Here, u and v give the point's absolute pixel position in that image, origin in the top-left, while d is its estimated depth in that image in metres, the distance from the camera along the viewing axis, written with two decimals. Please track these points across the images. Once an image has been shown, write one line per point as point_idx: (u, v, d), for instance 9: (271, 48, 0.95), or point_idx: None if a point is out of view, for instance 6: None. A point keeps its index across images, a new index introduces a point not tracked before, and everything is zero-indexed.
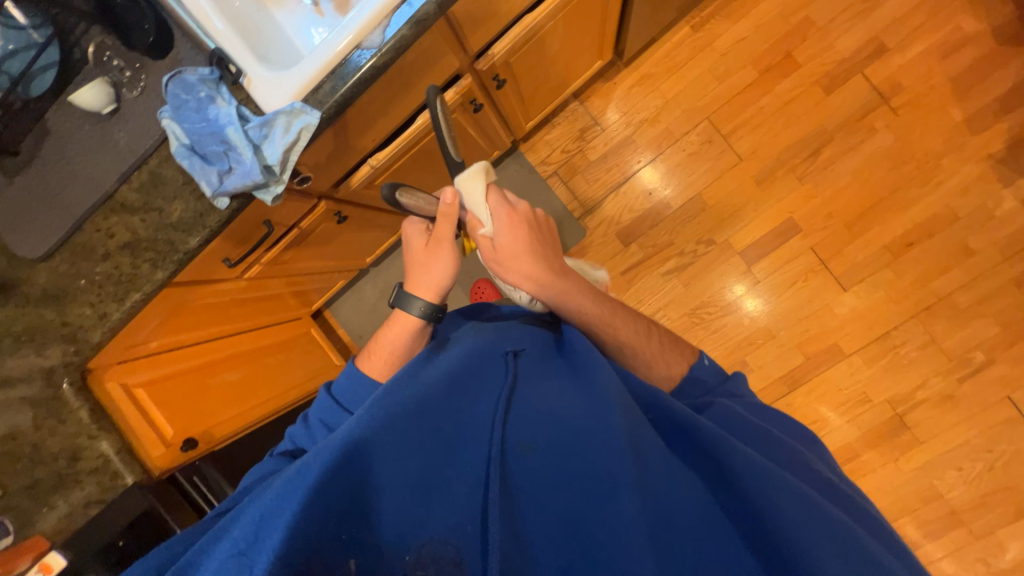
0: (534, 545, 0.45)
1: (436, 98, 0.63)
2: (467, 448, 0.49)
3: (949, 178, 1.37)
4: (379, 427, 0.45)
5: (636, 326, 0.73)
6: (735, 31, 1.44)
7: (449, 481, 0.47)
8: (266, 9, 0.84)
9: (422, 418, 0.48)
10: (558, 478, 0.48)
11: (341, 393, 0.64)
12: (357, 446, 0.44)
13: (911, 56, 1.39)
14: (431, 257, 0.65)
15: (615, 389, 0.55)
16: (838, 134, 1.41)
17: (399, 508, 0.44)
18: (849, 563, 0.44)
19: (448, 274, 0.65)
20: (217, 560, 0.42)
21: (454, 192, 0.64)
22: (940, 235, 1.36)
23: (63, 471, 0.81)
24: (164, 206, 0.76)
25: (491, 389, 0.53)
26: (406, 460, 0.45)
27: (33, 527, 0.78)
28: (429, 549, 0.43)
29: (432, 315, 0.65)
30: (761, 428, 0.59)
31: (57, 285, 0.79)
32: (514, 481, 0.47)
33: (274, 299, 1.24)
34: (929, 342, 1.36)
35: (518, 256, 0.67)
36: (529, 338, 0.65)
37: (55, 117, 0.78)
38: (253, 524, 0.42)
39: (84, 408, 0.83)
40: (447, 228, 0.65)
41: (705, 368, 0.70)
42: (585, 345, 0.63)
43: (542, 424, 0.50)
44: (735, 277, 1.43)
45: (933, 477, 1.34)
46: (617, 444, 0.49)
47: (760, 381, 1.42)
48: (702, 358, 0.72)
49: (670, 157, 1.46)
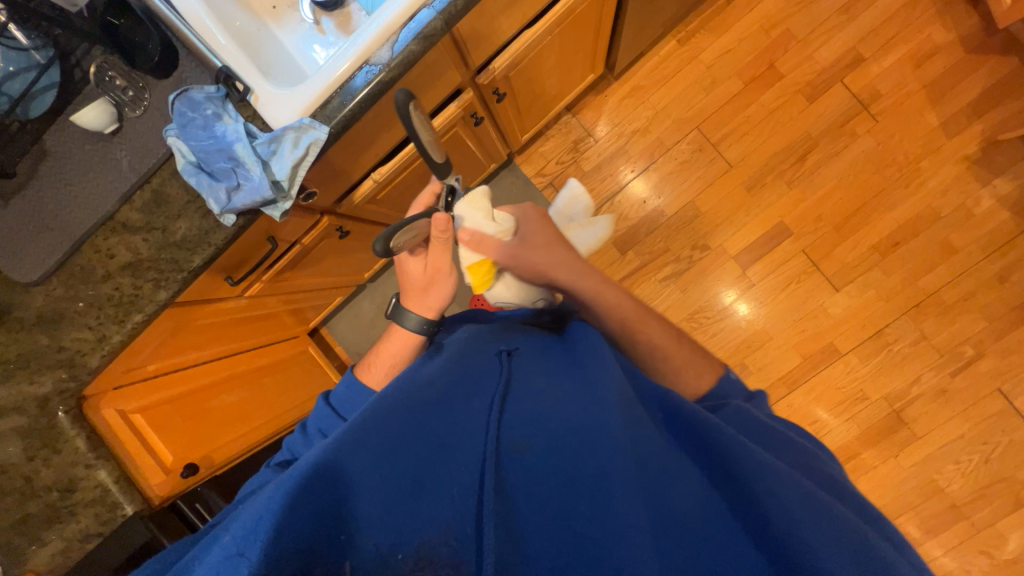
0: (528, 543, 0.43)
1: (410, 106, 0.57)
2: (462, 448, 0.47)
3: (929, 179, 1.42)
4: (369, 428, 0.44)
5: (664, 331, 0.72)
6: (719, 44, 1.49)
7: (443, 482, 0.44)
8: (268, 28, 0.84)
9: (415, 417, 0.47)
10: (556, 476, 0.46)
11: (339, 403, 0.62)
12: (346, 450, 0.42)
13: (886, 66, 1.46)
14: (429, 281, 0.68)
15: (617, 387, 0.53)
16: (822, 140, 1.46)
17: (391, 511, 0.41)
18: (856, 563, 0.43)
19: (447, 300, 0.69)
20: (210, 564, 0.40)
21: (445, 216, 0.63)
22: (924, 234, 1.41)
23: (57, 504, 0.77)
24: (168, 224, 0.75)
25: (486, 388, 0.52)
26: (400, 462, 0.44)
27: (25, 564, 0.74)
28: (428, 550, 0.41)
29: (429, 331, 0.68)
30: (773, 429, 0.58)
31: (52, 309, 0.77)
32: (510, 481, 0.46)
33: (273, 317, 1.22)
34: (921, 338, 1.40)
35: (538, 244, 0.75)
36: (525, 340, 0.64)
37: (53, 137, 0.76)
38: (246, 528, 0.40)
39: (80, 436, 0.79)
40: (443, 255, 0.67)
41: (731, 383, 0.68)
42: (588, 342, 0.61)
43: (538, 423, 0.49)
44: (728, 283, 1.46)
45: (933, 471, 1.36)
46: (618, 442, 0.47)
47: (760, 383, 1.43)
48: (728, 372, 0.70)
49: (662, 166, 1.50)
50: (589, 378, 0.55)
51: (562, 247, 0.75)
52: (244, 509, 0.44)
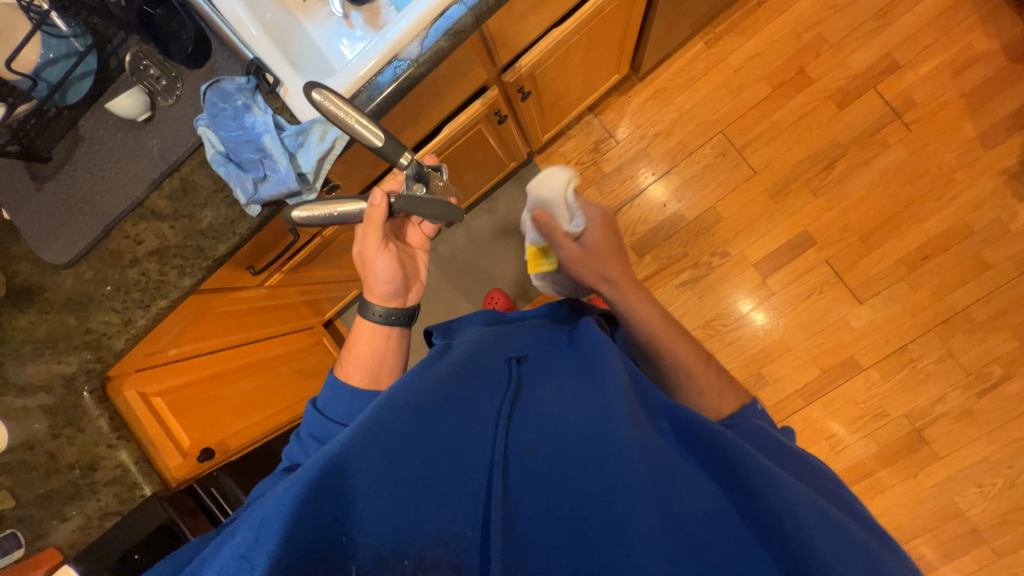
0: (534, 551, 0.42)
1: (312, 95, 0.60)
2: (467, 450, 0.46)
3: (963, 193, 1.38)
4: (376, 431, 0.44)
5: (697, 353, 0.70)
6: (748, 47, 1.46)
7: (448, 484, 0.44)
8: (298, 21, 0.85)
9: (423, 419, 0.46)
10: (562, 482, 0.45)
11: (326, 407, 0.61)
12: (355, 452, 0.43)
13: (922, 73, 1.41)
14: (372, 266, 0.70)
15: (622, 392, 0.52)
16: (851, 148, 1.42)
17: (397, 511, 0.42)
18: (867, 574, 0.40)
19: (392, 278, 0.70)
20: (221, 561, 0.41)
21: (381, 194, 0.65)
22: (955, 249, 1.37)
23: (79, 481, 0.79)
24: (195, 213, 0.76)
25: (494, 393, 0.52)
26: (408, 463, 0.44)
27: (47, 539, 0.77)
28: (430, 553, 0.40)
29: (392, 319, 0.70)
30: (794, 452, 0.56)
31: (82, 291, 0.79)
32: (515, 485, 0.45)
33: (290, 308, 1.23)
34: (947, 356, 1.35)
35: (600, 253, 0.76)
36: (535, 345, 0.63)
37: (87, 124, 0.78)
38: (258, 525, 0.40)
39: (104, 416, 0.81)
40: (373, 237, 0.67)
41: (760, 414, 0.63)
42: (597, 340, 0.60)
43: (544, 427, 0.48)
44: (746, 291, 1.43)
45: (954, 494, 1.32)
46: (624, 447, 0.46)
47: (776, 395, 1.40)
48: (756, 403, 0.65)
49: (684, 170, 1.47)
50: (596, 382, 0.54)
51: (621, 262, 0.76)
52: (253, 509, 0.44)
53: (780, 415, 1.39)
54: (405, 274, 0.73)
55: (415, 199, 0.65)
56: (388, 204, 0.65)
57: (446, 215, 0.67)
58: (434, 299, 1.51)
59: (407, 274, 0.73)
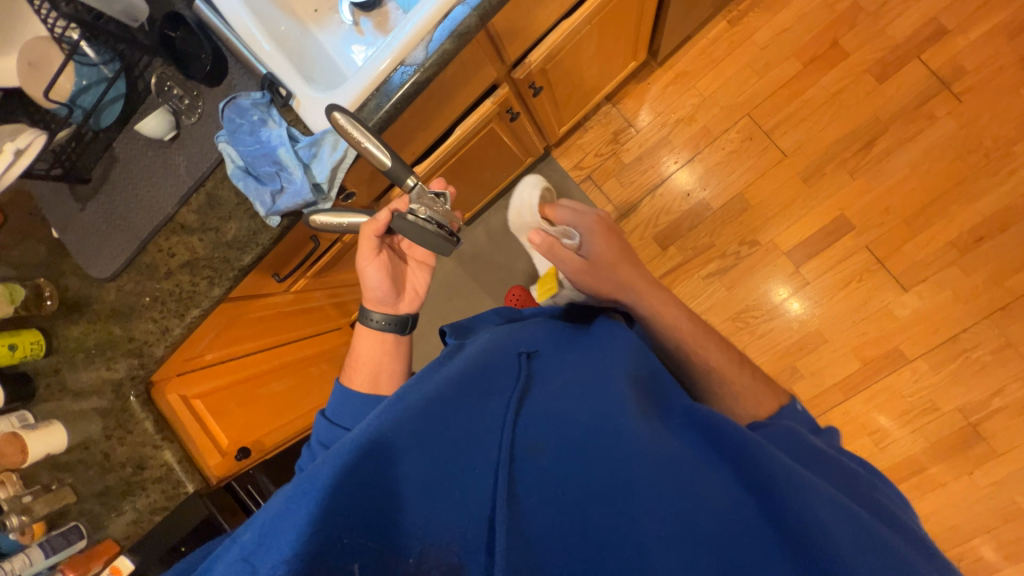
0: (540, 547, 0.41)
1: (331, 114, 0.63)
2: (475, 447, 0.47)
3: (1022, 167, 1.26)
4: (388, 426, 0.46)
5: (729, 357, 0.66)
6: (776, 23, 1.38)
7: (456, 482, 0.44)
8: (310, 32, 0.86)
9: (433, 415, 0.48)
10: (568, 479, 0.44)
11: (336, 415, 0.63)
12: (368, 449, 0.44)
13: (974, 38, 1.29)
14: (360, 272, 0.71)
15: (631, 389, 0.51)
16: (893, 124, 1.32)
17: (410, 508, 0.42)
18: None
19: (381, 285, 0.71)
20: (224, 564, 0.42)
21: (388, 211, 0.68)
22: (1014, 228, 1.26)
23: (130, 478, 0.85)
24: (221, 225, 0.80)
25: (502, 391, 0.52)
26: (420, 459, 0.45)
27: (105, 531, 0.83)
28: (432, 554, 0.41)
29: (389, 325, 0.73)
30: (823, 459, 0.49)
31: (124, 302, 0.84)
32: (522, 482, 0.45)
33: (317, 310, 1.26)
34: (1005, 345, 1.25)
35: (605, 269, 0.68)
36: (542, 336, 0.63)
37: (121, 145, 0.82)
38: (270, 524, 0.42)
39: (149, 419, 0.87)
40: (367, 245, 0.69)
41: (797, 414, 0.60)
42: (610, 334, 0.61)
43: (552, 423, 0.48)
44: (780, 279, 1.36)
45: (1015, 493, 1.23)
46: (632, 444, 0.45)
47: (813, 388, 1.33)
48: (794, 403, 0.62)
49: (708, 157, 1.41)
50: (606, 375, 0.53)
51: (633, 276, 0.69)
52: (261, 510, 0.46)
53: (819, 409, 1.32)
54: (398, 280, 0.73)
55: (413, 223, 0.66)
56: (389, 220, 0.68)
57: (433, 246, 0.68)
58: (456, 298, 1.53)
59: (399, 282, 0.74)
